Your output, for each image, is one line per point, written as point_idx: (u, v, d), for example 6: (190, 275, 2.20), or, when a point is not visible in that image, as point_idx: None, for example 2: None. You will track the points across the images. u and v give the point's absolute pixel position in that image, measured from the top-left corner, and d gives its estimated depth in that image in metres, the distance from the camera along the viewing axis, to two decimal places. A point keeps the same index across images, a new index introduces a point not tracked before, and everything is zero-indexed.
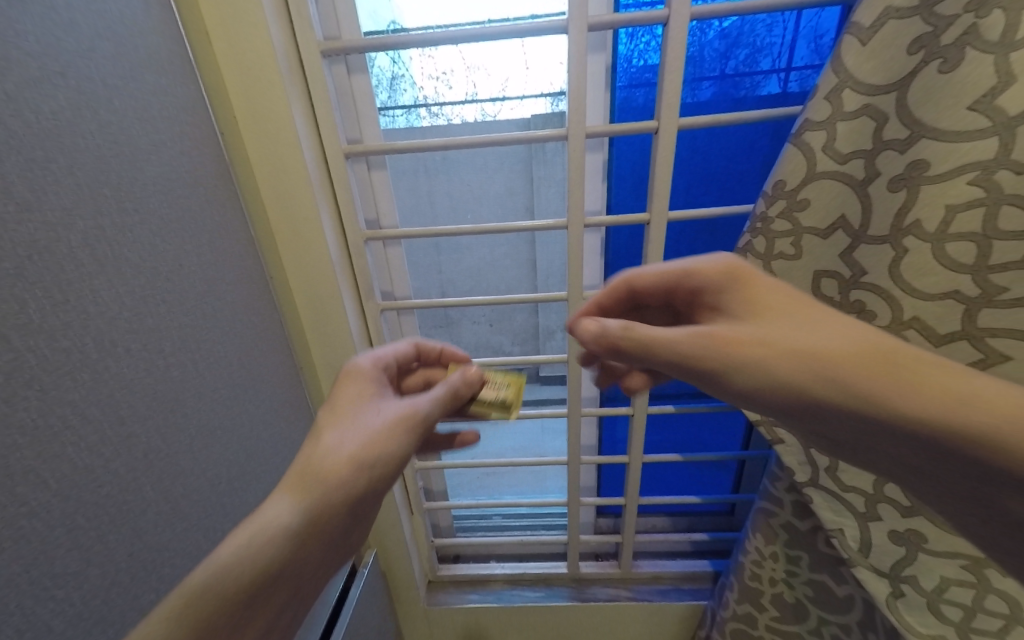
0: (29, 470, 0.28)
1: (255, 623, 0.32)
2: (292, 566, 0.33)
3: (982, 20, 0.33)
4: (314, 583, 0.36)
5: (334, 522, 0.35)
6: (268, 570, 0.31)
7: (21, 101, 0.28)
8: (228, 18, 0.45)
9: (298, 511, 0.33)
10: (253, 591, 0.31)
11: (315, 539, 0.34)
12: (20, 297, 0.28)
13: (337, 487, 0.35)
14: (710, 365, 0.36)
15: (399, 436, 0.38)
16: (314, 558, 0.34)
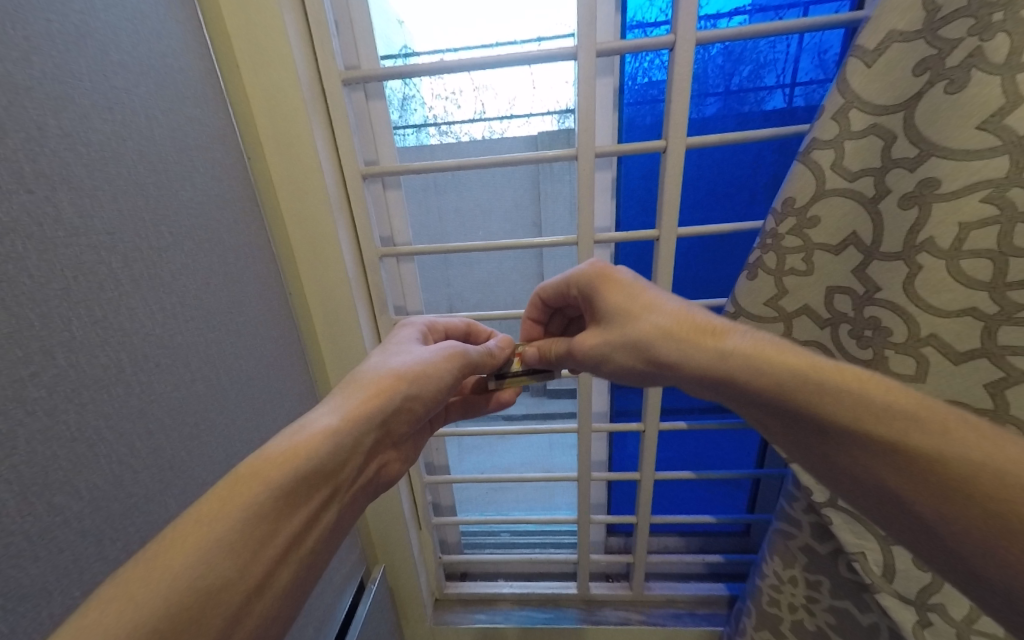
0: (64, 481, 0.30)
1: (298, 512, 0.36)
2: (333, 462, 0.38)
3: (988, 43, 0.33)
4: (347, 485, 0.41)
5: (368, 428, 0.42)
6: (310, 462, 0.36)
7: (74, 136, 0.32)
8: (258, 52, 0.48)
9: (339, 417, 0.40)
10: (299, 477, 0.36)
11: (353, 436, 0.40)
12: (64, 316, 0.31)
13: (375, 398, 0.43)
14: (625, 367, 0.48)
15: (445, 361, 0.49)
16: (348, 458, 0.40)
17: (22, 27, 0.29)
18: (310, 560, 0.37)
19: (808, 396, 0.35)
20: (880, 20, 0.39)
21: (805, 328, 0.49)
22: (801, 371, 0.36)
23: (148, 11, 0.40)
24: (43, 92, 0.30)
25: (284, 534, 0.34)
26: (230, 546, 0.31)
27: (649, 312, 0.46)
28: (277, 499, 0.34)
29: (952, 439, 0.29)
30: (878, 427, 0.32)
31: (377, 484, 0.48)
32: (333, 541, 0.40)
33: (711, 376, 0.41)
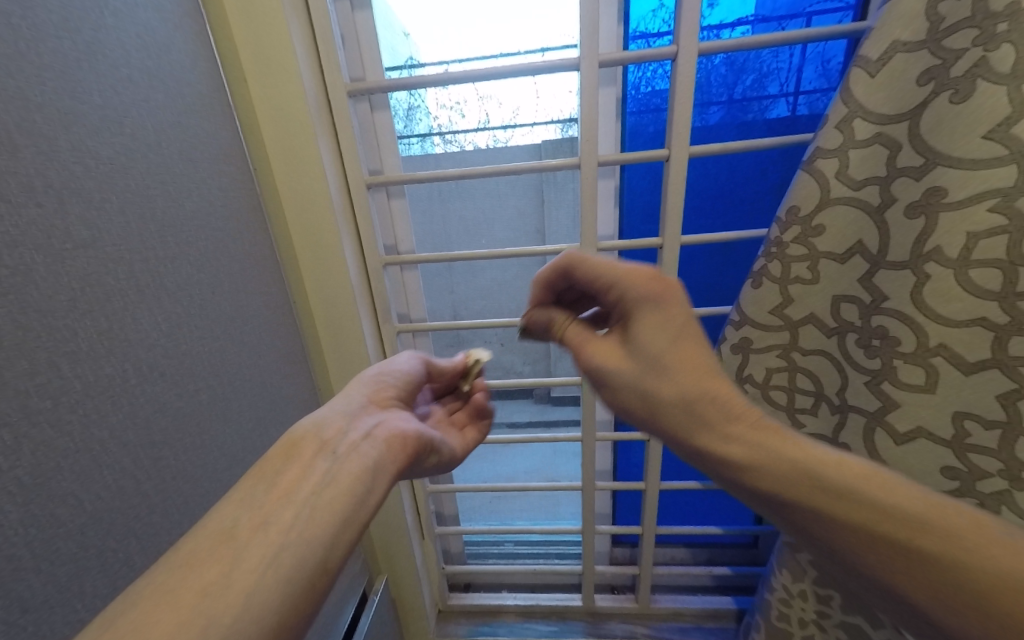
0: (67, 493, 0.30)
1: (291, 463, 0.35)
2: (326, 427, 0.39)
3: (992, 53, 0.33)
4: (345, 439, 0.39)
5: (359, 403, 0.43)
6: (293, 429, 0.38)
7: (83, 149, 0.32)
8: (265, 64, 0.49)
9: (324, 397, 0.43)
10: (291, 438, 0.37)
11: (347, 405, 0.42)
12: (70, 327, 0.31)
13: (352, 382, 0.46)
14: (638, 418, 0.40)
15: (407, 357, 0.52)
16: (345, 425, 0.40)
17: (35, 44, 0.30)
18: (316, 509, 0.33)
19: (801, 499, 0.35)
20: (883, 32, 0.39)
21: (811, 337, 0.49)
22: (797, 466, 0.35)
23: (158, 25, 0.41)
24: (54, 106, 0.31)
25: (284, 479, 0.34)
26: (241, 493, 0.33)
27: (673, 368, 0.37)
28: (273, 454, 0.36)
29: (933, 540, 0.31)
30: (873, 532, 0.32)
31: (402, 445, 0.42)
32: (343, 490, 0.35)
33: (716, 465, 0.38)
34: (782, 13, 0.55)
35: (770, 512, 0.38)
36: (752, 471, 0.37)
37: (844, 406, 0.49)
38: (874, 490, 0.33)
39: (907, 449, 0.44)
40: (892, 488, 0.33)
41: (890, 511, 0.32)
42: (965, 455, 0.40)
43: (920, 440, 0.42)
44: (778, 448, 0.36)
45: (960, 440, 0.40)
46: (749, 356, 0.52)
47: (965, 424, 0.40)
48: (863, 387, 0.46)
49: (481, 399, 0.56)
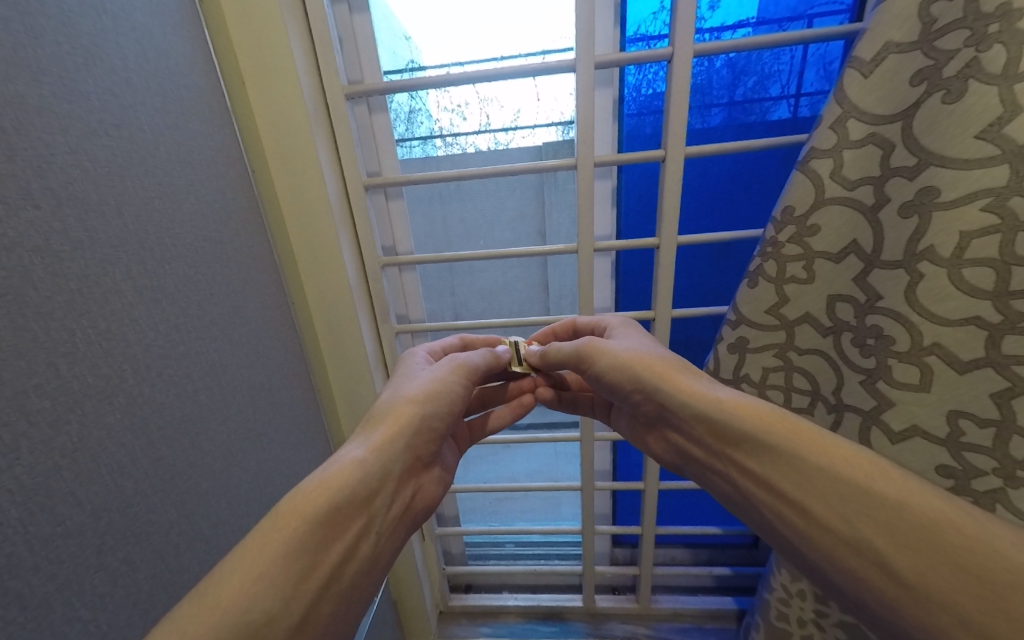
0: (66, 492, 0.31)
1: (336, 542, 0.37)
2: (363, 486, 0.39)
3: (984, 54, 0.34)
4: (382, 517, 0.41)
5: (396, 456, 0.42)
6: (342, 490, 0.38)
7: (81, 152, 0.33)
8: (264, 69, 0.49)
9: (367, 446, 0.41)
10: (332, 509, 0.37)
11: (384, 461, 0.41)
12: (68, 328, 0.31)
13: (397, 423, 0.44)
14: (626, 382, 0.48)
15: (454, 377, 0.49)
16: (380, 485, 0.41)
17: (34, 50, 0.30)
18: (348, 595, 0.38)
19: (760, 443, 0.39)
20: (876, 32, 0.39)
21: (807, 336, 0.49)
22: (753, 406, 0.41)
23: (157, 30, 0.42)
24: (53, 110, 0.31)
25: (326, 563, 0.36)
26: (268, 576, 0.32)
27: (654, 348, 0.50)
28: (316, 529, 0.36)
29: (881, 481, 0.33)
30: (819, 475, 0.35)
31: (415, 516, 0.48)
32: (375, 571, 0.41)
33: (691, 420, 0.44)
34: (784, 15, 0.55)
35: (744, 474, 0.40)
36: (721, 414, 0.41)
37: (839, 405, 0.49)
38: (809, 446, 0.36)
39: (902, 448, 0.44)
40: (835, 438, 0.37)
41: (832, 445, 0.36)
42: (960, 454, 0.40)
43: (915, 438, 0.42)
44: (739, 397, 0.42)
45: (955, 438, 0.40)
46: (746, 355, 0.53)
47: (960, 422, 0.39)
48: (859, 385, 0.46)
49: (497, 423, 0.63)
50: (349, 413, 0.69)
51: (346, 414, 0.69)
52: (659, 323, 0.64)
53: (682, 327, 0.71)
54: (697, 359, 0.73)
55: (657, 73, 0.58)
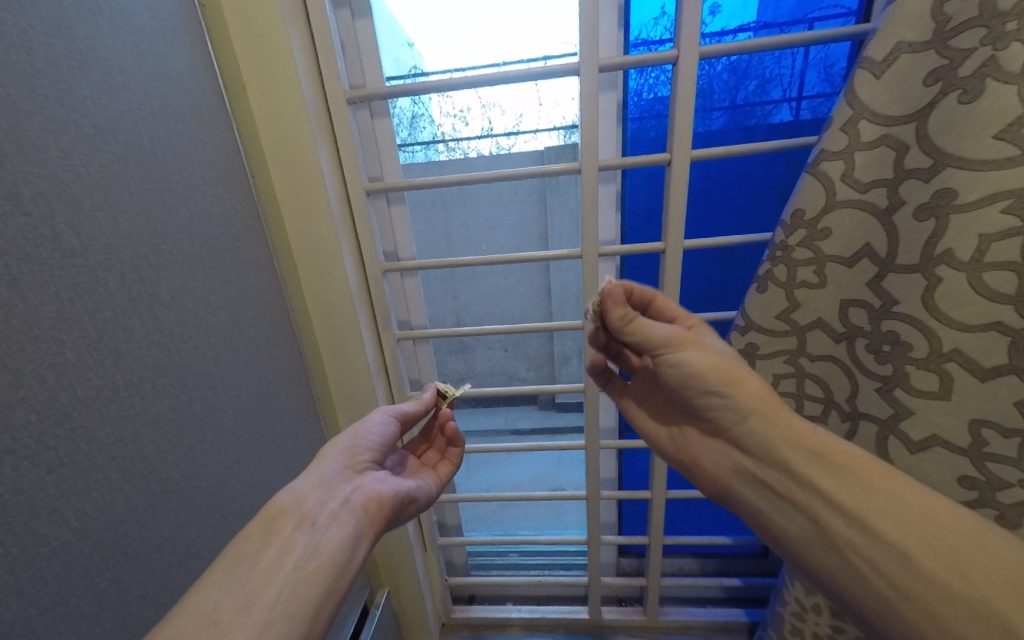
0: (52, 509, 0.29)
1: (269, 545, 0.37)
2: (298, 497, 0.41)
3: (1001, 53, 0.33)
4: (325, 514, 0.40)
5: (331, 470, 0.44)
6: (274, 504, 0.40)
7: (74, 157, 0.32)
8: (264, 73, 0.49)
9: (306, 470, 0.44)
10: (264, 518, 0.39)
11: (315, 474, 0.43)
12: (57, 338, 0.30)
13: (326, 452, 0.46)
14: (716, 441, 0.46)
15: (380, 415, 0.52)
16: (312, 493, 0.42)
17: (27, 52, 0.30)
18: (298, 585, 0.35)
19: (814, 515, 0.38)
20: (888, 32, 0.39)
21: (820, 342, 0.48)
22: (804, 464, 0.39)
23: (155, 34, 0.41)
24: (45, 114, 0.30)
25: (262, 559, 0.36)
26: (219, 578, 0.35)
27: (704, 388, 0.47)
28: (252, 537, 0.37)
29: (1001, 543, 0.31)
30: (887, 543, 0.33)
31: (377, 516, 0.43)
32: (327, 553, 0.38)
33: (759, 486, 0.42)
34: (786, 19, 0.54)
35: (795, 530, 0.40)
36: (768, 479, 0.41)
37: (855, 413, 0.47)
38: (879, 506, 0.35)
39: (922, 458, 0.42)
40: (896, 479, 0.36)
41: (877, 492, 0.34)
42: (983, 465, 0.39)
43: (936, 448, 0.41)
44: (796, 453, 0.39)
45: (977, 449, 0.39)
46: (756, 361, 0.51)
47: (982, 432, 0.38)
48: (875, 393, 0.44)
49: (454, 427, 0.58)
50: (350, 421, 0.67)
51: (347, 422, 0.68)
52: None
53: None
54: None
55: (660, 76, 0.58)
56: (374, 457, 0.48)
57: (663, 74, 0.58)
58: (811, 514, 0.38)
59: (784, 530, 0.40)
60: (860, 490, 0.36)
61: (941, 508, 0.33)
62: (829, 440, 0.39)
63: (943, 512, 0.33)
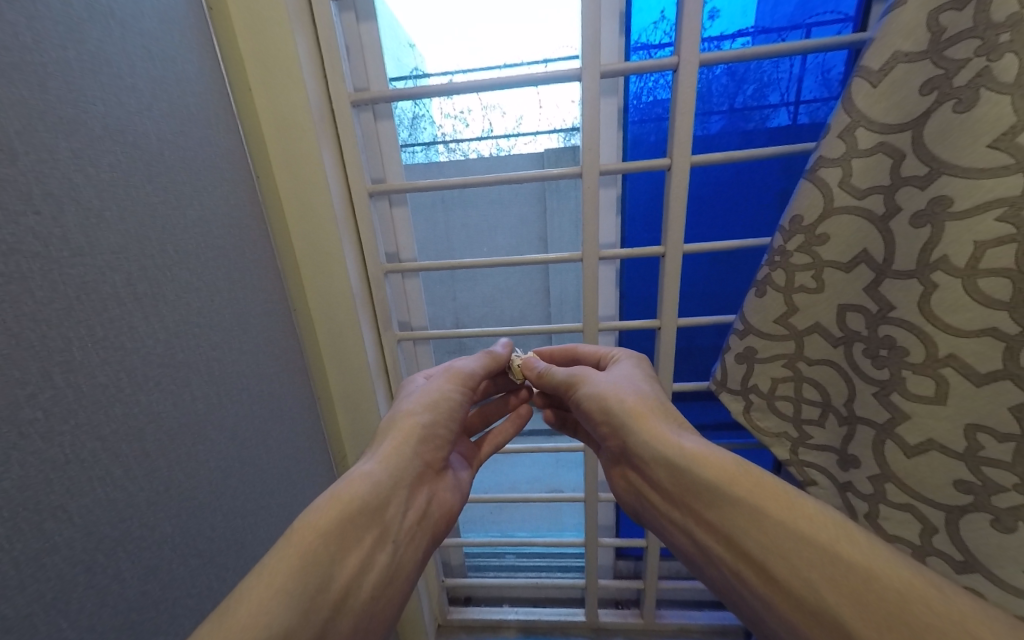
0: (57, 505, 0.30)
1: (351, 552, 0.38)
2: (376, 499, 0.41)
3: (996, 63, 0.33)
4: (399, 528, 0.43)
5: (405, 466, 0.45)
6: (354, 504, 0.40)
7: (84, 157, 0.33)
8: (271, 75, 0.49)
9: (377, 459, 0.44)
10: (344, 522, 0.38)
11: (394, 473, 0.43)
12: (64, 336, 0.31)
13: (405, 438, 0.46)
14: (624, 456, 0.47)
15: (450, 385, 0.51)
16: (391, 497, 0.43)
17: (40, 54, 0.30)
18: (369, 611, 0.39)
19: (694, 529, 0.41)
20: (884, 42, 0.39)
21: (817, 346, 0.48)
22: (677, 485, 0.41)
23: (165, 37, 0.42)
24: (56, 115, 0.31)
25: (341, 575, 0.37)
26: (287, 587, 0.34)
27: (633, 385, 0.49)
28: (328, 543, 0.37)
29: (849, 545, 0.32)
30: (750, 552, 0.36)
31: (435, 524, 0.48)
32: (400, 571, 0.43)
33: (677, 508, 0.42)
34: (783, 24, 0.55)
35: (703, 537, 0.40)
36: (655, 499, 0.45)
37: (851, 417, 0.47)
38: (743, 512, 0.37)
39: (918, 461, 0.42)
40: (766, 486, 0.37)
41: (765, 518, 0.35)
42: (979, 469, 0.39)
43: (932, 452, 0.41)
44: (672, 473, 0.42)
45: (973, 453, 0.39)
46: (754, 365, 0.52)
47: (977, 436, 0.39)
48: (871, 397, 0.45)
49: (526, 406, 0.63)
50: (350, 421, 0.68)
51: (346, 422, 0.68)
52: (663, 332, 0.63)
53: (687, 335, 0.70)
54: (702, 368, 0.72)
55: (660, 81, 0.59)
56: (443, 436, 0.49)
57: (662, 79, 0.58)
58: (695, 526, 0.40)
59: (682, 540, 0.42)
60: (727, 503, 0.38)
61: (796, 514, 0.35)
62: (706, 452, 0.41)
63: (804, 521, 0.34)
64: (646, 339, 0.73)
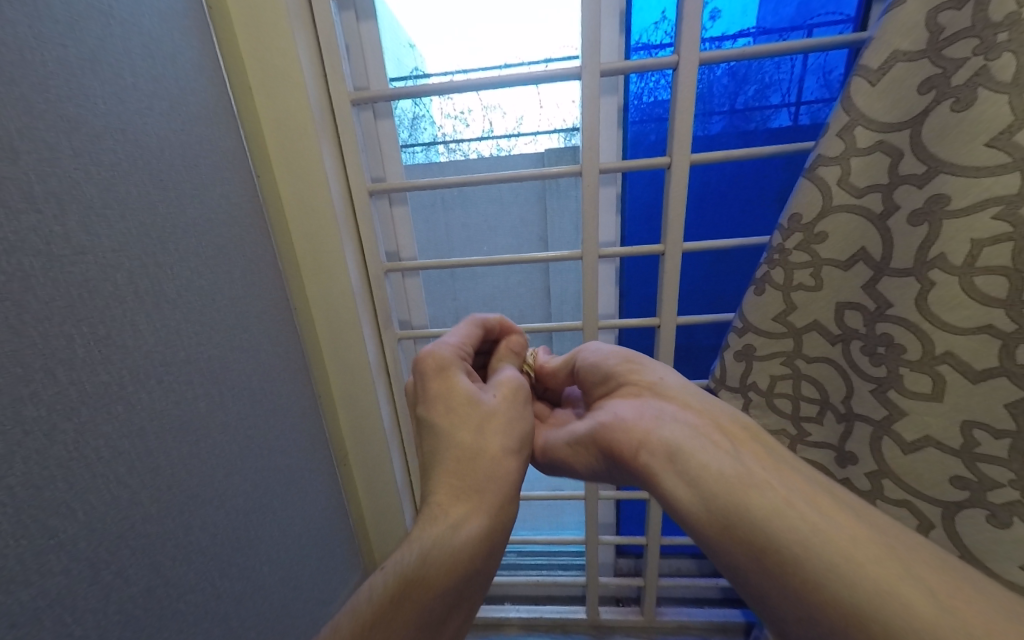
0: (60, 502, 0.30)
1: (462, 604, 0.40)
2: (488, 554, 0.40)
3: (993, 62, 0.34)
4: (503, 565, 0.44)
5: (510, 511, 0.42)
6: (468, 563, 0.39)
7: (85, 155, 0.33)
8: (271, 73, 0.49)
9: (483, 516, 0.40)
10: (456, 581, 0.39)
11: (505, 526, 0.42)
12: (67, 334, 0.31)
13: (506, 483, 0.42)
14: (645, 390, 0.44)
15: (525, 408, 0.47)
16: (501, 548, 0.42)
17: (41, 53, 0.30)
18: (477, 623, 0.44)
19: (737, 455, 0.35)
20: (883, 41, 0.39)
21: (816, 344, 0.48)
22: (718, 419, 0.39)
23: (164, 35, 0.42)
24: (57, 113, 0.31)
25: (456, 617, 0.40)
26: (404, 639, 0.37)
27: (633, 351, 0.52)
28: (440, 602, 0.38)
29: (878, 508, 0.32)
30: (797, 487, 0.32)
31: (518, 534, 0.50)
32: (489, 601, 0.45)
33: (718, 439, 0.37)
34: (784, 25, 0.55)
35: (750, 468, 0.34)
36: (693, 426, 0.38)
37: (849, 414, 0.48)
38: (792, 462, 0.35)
39: (915, 458, 0.43)
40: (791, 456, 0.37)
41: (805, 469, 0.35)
42: (974, 465, 0.40)
43: (929, 449, 0.42)
44: (721, 410, 0.40)
45: (969, 449, 0.40)
46: (753, 363, 0.52)
47: (974, 433, 0.39)
48: (869, 394, 0.45)
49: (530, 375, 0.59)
50: (351, 419, 0.68)
51: (347, 421, 0.68)
52: (663, 330, 0.63)
53: (687, 333, 0.71)
54: (702, 366, 0.73)
55: (660, 80, 0.59)
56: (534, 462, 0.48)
57: (663, 78, 0.59)
58: (734, 456, 0.35)
59: (698, 475, 0.35)
60: (757, 443, 0.37)
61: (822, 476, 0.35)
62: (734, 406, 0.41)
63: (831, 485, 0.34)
64: (646, 337, 0.73)
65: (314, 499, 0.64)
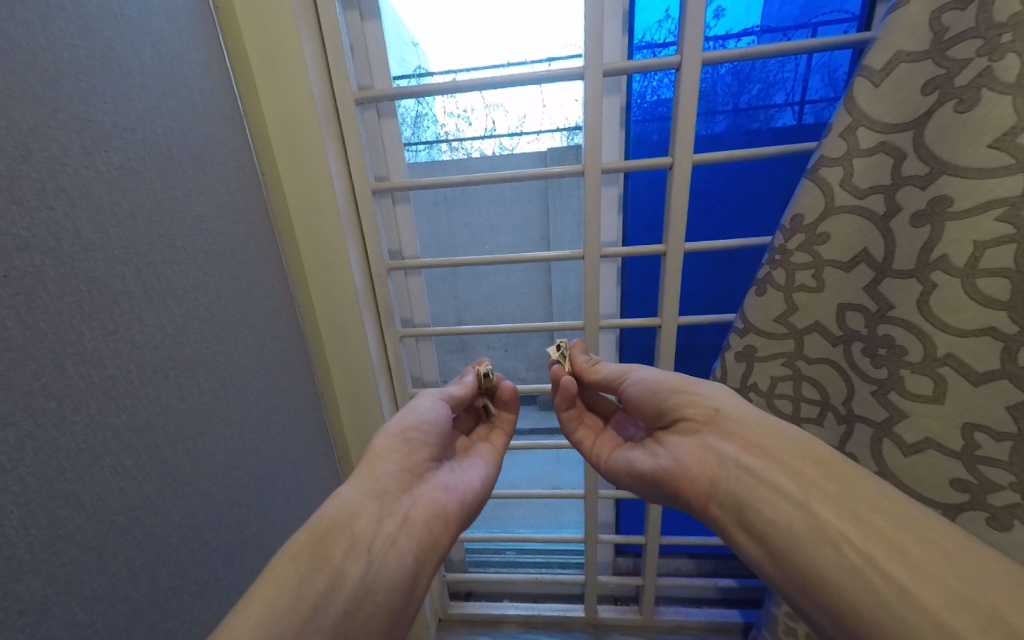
0: (69, 493, 0.31)
1: (317, 571, 0.40)
2: (346, 516, 0.43)
3: (997, 63, 0.34)
4: (372, 546, 0.43)
5: (377, 477, 0.47)
6: (324, 522, 0.43)
7: (96, 154, 0.33)
8: (276, 73, 0.50)
9: (352, 480, 0.47)
10: (307, 542, 0.41)
11: (365, 491, 0.45)
12: (77, 329, 0.32)
13: (374, 454, 0.48)
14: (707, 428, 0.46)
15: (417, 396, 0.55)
16: (357, 516, 0.44)
17: (53, 54, 0.31)
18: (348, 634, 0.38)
19: (803, 501, 0.38)
20: (886, 41, 0.39)
21: (816, 345, 0.48)
22: (790, 455, 0.41)
23: (172, 35, 0.42)
24: (69, 113, 0.32)
25: (311, 594, 0.39)
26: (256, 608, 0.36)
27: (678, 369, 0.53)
28: (290, 566, 0.40)
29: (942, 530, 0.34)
30: (875, 532, 0.35)
31: (431, 530, 0.46)
32: (383, 588, 0.42)
33: (785, 483, 0.40)
34: (789, 24, 0.55)
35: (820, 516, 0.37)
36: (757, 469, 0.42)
37: (850, 416, 0.48)
38: (864, 497, 0.37)
39: (916, 461, 0.43)
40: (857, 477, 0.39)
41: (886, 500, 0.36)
42: (975, 468, 0.40)
43: (929, 451, 0.42)
44: (770, 436, 0.43)
45: (970, 452, 0.40)
46: (754, 364, 0.51)
47: (975, 435, 0.39)
48: (870, 396, 0.45)
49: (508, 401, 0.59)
50: (352, 415, 0.68)
51: (348, 417, 0.69)
52: (664, 330, 0.63)
53: (688, 333, 0.71)
54: (703, 366, 0.73)
55: (662, 79, 0.59)
56: (427, 445, 0.51)
57: (665, 77, 0.59)
58: (803, 502, 0.38)
59: (767, 528, 0.39)
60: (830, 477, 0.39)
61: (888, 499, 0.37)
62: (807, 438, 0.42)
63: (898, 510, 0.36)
64: (647, 337, 0.73)
65: (315, 494, 0.65)
